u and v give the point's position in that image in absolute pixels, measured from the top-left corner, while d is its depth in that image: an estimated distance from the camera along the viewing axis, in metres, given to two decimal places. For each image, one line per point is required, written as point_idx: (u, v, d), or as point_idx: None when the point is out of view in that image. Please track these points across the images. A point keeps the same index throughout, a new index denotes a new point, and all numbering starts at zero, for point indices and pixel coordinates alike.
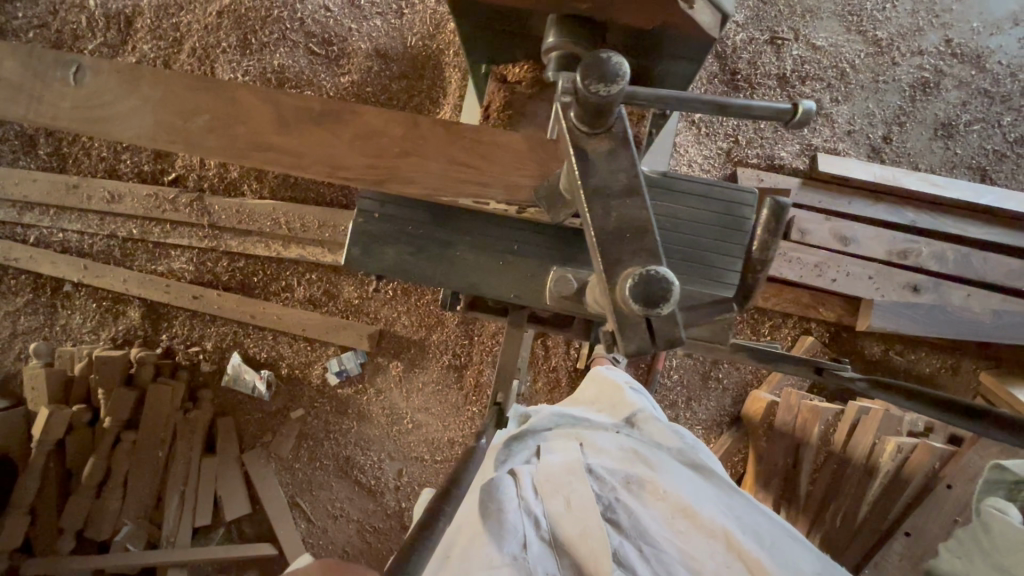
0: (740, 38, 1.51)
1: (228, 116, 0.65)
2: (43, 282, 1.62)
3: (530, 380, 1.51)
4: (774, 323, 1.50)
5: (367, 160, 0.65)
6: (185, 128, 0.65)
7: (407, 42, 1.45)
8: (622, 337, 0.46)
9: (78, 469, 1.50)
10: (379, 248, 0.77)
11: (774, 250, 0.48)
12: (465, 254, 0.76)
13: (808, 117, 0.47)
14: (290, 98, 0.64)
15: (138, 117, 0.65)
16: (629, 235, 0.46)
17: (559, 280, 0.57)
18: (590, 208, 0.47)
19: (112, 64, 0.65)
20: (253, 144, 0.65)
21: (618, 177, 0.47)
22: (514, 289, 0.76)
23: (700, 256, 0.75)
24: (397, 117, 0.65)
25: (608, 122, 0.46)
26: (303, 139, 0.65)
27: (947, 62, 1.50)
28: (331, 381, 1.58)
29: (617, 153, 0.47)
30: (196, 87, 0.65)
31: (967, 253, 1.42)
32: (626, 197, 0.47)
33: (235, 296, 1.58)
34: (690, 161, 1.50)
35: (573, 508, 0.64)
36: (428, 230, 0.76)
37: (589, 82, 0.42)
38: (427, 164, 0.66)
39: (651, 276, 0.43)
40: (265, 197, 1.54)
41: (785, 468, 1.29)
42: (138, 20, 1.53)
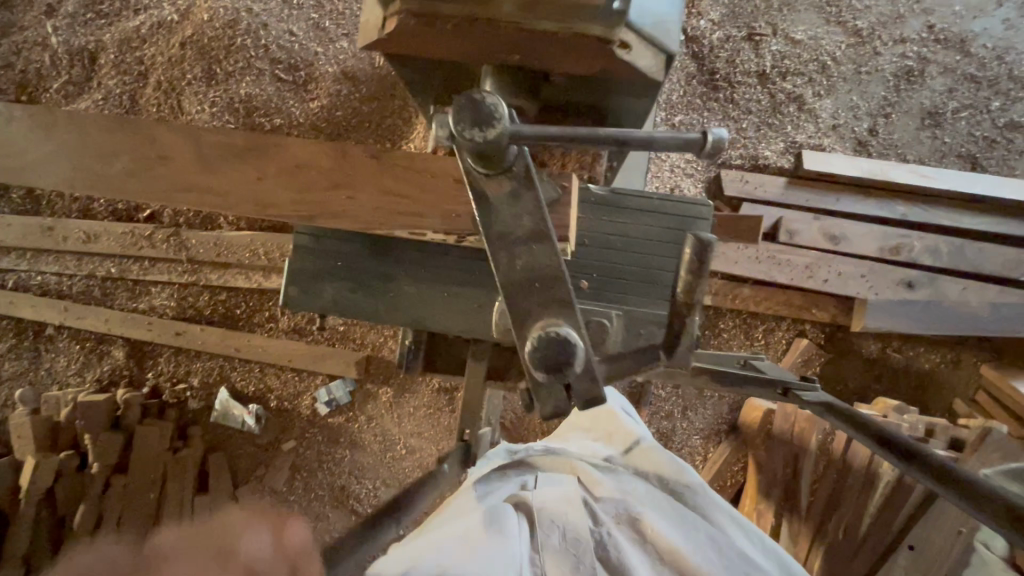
0: (716, 36, 1.48)
1: (149, 159, 0.62)
2: (24, 327, 1.60)
3: (522, 399, 1.48)
4: (767, 327, 1.46)
5: (296, 196, 0.62)
6: (107, 171, 0.62)
7: (376, 63, 1.41)
8: (537, 399, 0.43)
9: (70, 514, 1.48)
10: (317, 286, 0.74)
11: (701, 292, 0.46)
12: (406, 286, 0.73)
13: (721, 144, 0.43)
14: (210, 134, 0.62)
15: (55, 163, 0.62)
16: (537, 285, 0.42)
17: (503, 312, 0.51)
18: (494, 257, 0.42)
19: (32, 110, 0.63)
20: (177, 185, 0.62)
21: (523, 221, 0.42)
22: (459, 319, 0.72)
23: (653, 273, 0.73)
24: (325, 150, 0.62)
25: (503, 164, 0.42)
26: (229, 177, 0.62)
27: (931, 49, 1.46)
28: (321, 411, 1.55)
29: (521, 197, 0.42)
30: (115, 128, 0.62)
31: (961, 245, 1.39)
32: (532, 242, 0.42)
33: (219, 330, 1.55)
34: (672, 165, 1.47)
35: (569, 540, 0.52)
36: (364, 262, 0.73)
37: (463, 126, 0.40)
38: (359, 196, 0.62)
39: (554, 337, 0.40)
40: (242, 229, 1.52)
41: (786, 479, 1.26)
42: (102, 55, 1.50)
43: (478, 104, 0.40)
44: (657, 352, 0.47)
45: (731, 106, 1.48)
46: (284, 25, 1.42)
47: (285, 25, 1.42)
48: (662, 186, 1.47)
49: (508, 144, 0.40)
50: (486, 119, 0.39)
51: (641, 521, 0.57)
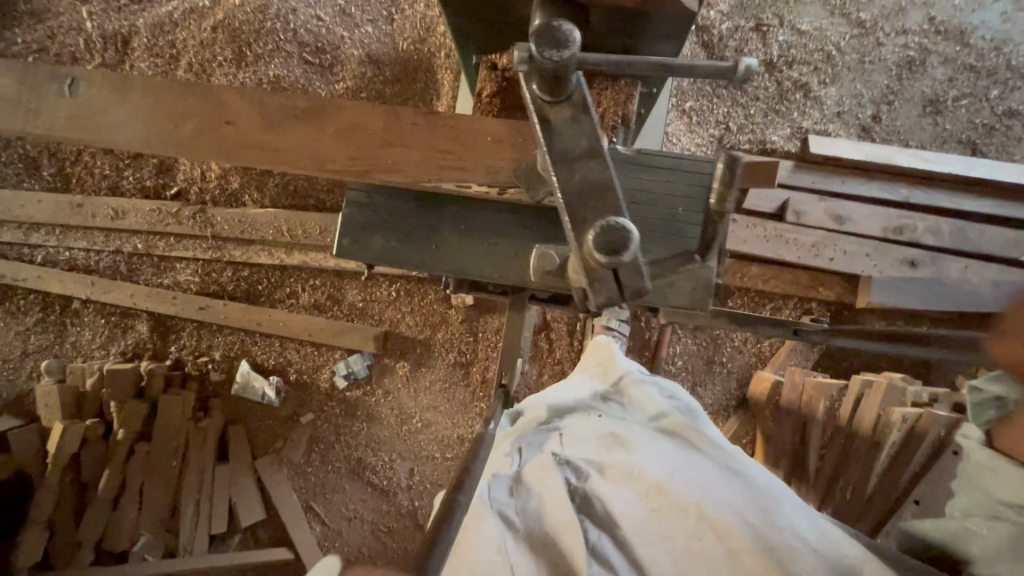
0: (725, 26, 1.54)
1: (215, 118, 0.67)
2: (51, 301, 1.65)
3: (536, 373, 1.52)
4: (775, 305, 1.50)
5: (351, 155, 0.67)
6: (178, 130, 0.67)
7: (399, 46, 1.47)
8: (593, 291, 0.49)
9: (94, 481, 1.51)
10: (368, 236, 0.78)
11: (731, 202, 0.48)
12: (450, 237, 0.77)
13: (753, 73, 0.46)
14: (274, 98, 0.66)
15: (130, 123, 0.66)
16: (592, 196, 0.49)
17: (542, 255, 0.52)
18: (556, 172, 0.49)
19: (104, 74, 0.67)
20: (243, 144, 0.67)
21: (580, 141, 0.50)
22: (498, 269, 0.76)
23: (675, 226, 0.75)
24: (376, 110, 0.67)
25: (568, 89, 0.48)
26: (289, 135, 0.66)
27: (932, 39, 1.52)
28: (339, 385, 1.59)
29: (578, 120, 0.50)
30: (184, 91, 0.67)
31: (962, 226, 1.44)
32: (588, 160, 0.49)
33: (242, 305, 1.60)
34: (683, 149, 1.53)
35: (550, 502, 0.59)
36: (412, 215, 0.78)
37: (543, 49, 0.45)
38: (409, 154, 0.67)
39: (612, 228, 0.45)
40: (266, 206, 1.57)
41: (794, 447, 1.31)
42: (135, 39, 1.56)
43: (557, 31, 0.46)
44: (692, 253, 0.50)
45: (740, 93, 1.54)
46: (312, 10, 1.48)
47: (313, 11, 1.48)
48: None
49: (577, 68, 0.45)
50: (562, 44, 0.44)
51: (620, 467, 0.61)
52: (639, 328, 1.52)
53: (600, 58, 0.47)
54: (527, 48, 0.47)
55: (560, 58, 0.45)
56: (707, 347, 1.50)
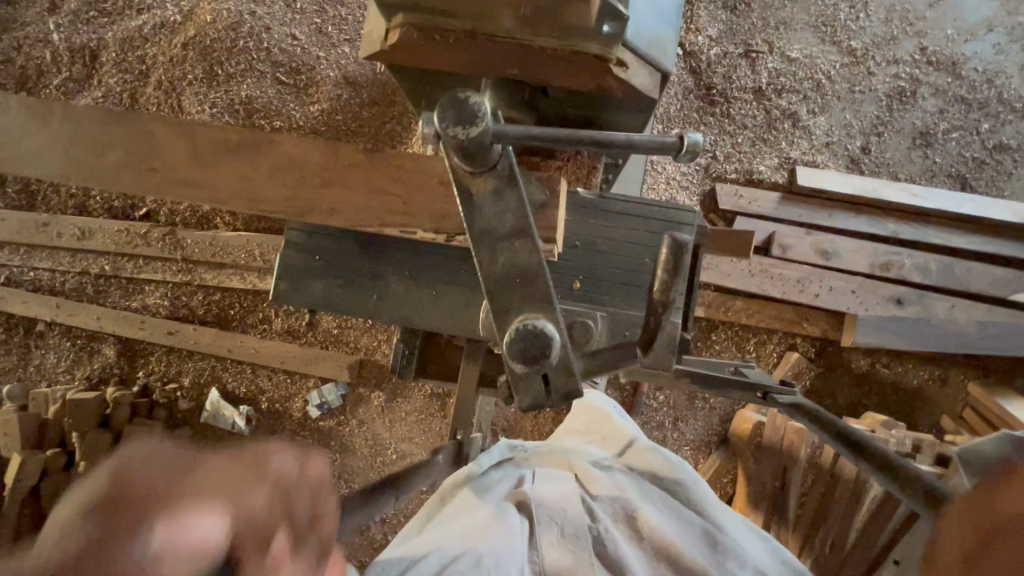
0: (713, 52, 1.50)
1: (140, 150, 0.62)
2: (15, 323, 1.59)
3: (514, 406, 1.48)
4: (758, 340, 1.47)
5: (286, 194, 0.62)
6: (100, 162, 0.62)
7: (377, 69, 1.42)
8: (518, 390, 0.45)
9: None
10: (307, 282, 0.74)
11: (675, 293, 0.42)
12: (395, 284, 0.73)
13: (697, 149, 0.45)
14: (205, 129, 0.62)
15: (49, 154, 0.62)
16: (517, 280, 0.43)
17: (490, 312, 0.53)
18: (478, 254, 0.43)
19: (24, 100, 0.62)
20: (170, 179, 0.62)
21: (506, 218, 0.43)
22: (447, 316, 0.73)
23: (639, 279, 0.71)
24: (318, 147, 0.62)
25: (488, 161, 0.42)
26: (221, 171, 0.62)
27: (923, 70, 1.49)
28: (312, 414, 1.55)
29: (503, 192, 0.43)
30: (108, 121, 0.62)
31: (950, 263, 1.41)
32: (513, 239, 0.43)
33: (212, 330, 1.55)
34: (668, 178, 1.49)
35: (564, 539, 0.60)
36: (354, 260, 0.73)
37: (448, 126, 0.40)
38: (351, 196, 0.62)
39: (531, 330, 0.41)
40: (238, 230, 1.52)
41: (774, 491, 1.27)
42: (103, 54, 1.50)
43: (464, 102, 0.40)
44: (633, 348, 0.46)
45: (727, 121, 1.50)
46: (287, 29, 1.43)
47: (287, 29, 1.43)
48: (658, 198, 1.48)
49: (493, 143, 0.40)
50: (468, 115, 0.39)
51: (637, 519, 0.64)
52: None
53: (518, 130, 0.41)
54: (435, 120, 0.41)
55: (469, 134, 0.40)
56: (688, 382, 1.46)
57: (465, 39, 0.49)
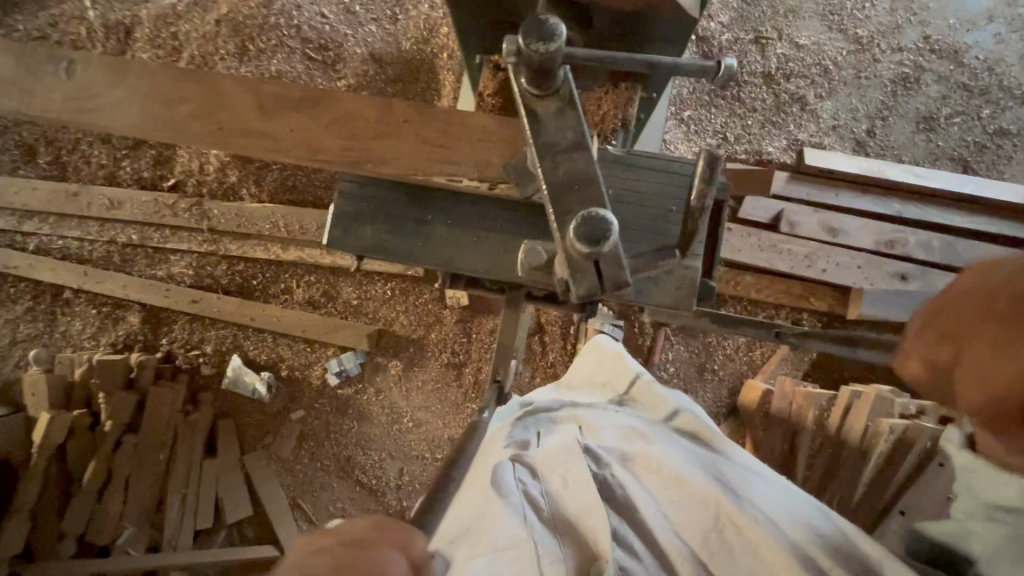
0: (725, 38, 1.56)
1: (213, 104, 0.67)
2: (42, 290, 1.63)
3: (528, 376, 1.53)
4: (767, 313, 1.52)
5: (344, 144, 0.67)
6: (174, 115, 0.67)
7: (402, 47, 1.48)
8: (574, 282, 0.50)
9: (79, 473, 1.49)
10: (357, 228, 0.78)
11: (711, 196, 0.50)
12: (439, 231, 0.77)
13: (734, 72, 0.52)
14: (269, 86, 0.67)
15: (125, 107, 0.67)
16: (577, 185, 0.51)
17: (530, 252, 0.55)
18: (541, 164, 0.51)
19: (101, 57, 0.67)
20: (237, 130, 0.67)
21: (568, 133, 0.52)
22: (486, 263, 0.77)
23: (665, 228, 0.75)
24: (370, 105, 0.68)
25: (556, 81, 0.50)
26: (285, 125, 0.67)
27: (926, 58, 1.55)
28: (332, 382, 1.59)
29: (564, 113, 0.52)
30: (180, 77, 0.67)
31: (952, 241, 1.46)
32: (573, 152, 0.51)
33: (235, 299, 1.59)
34: (681, 157, 1.55)
35: (570, 484, 0.59)
36: (402, 208, 0.78)
37: (530, 41, 0.47)
38: (400, 146, 0.68)
39: (594, 216, 0.47)
40: (263, 201, 1.57)
41: (783, 455, 1.30)
42: (137, 30, 1.56)
43: (543, 22, 0.47)
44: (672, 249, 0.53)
45: (738, 104, 1.55)
46: (317, 8, 1.49)
47: (317, 8, 1.49)
48: None
49: (563, 61, 0.48)
50: (547, 33, 0.46)
51: (642, 457, 0.62)
52: (633, 333, 1.53)
53: (584, 53, 0.49)
54: (516, 39, 0.49)
55: (547, 52, 0.47)
56: (699, 354, 1.51)
57: None
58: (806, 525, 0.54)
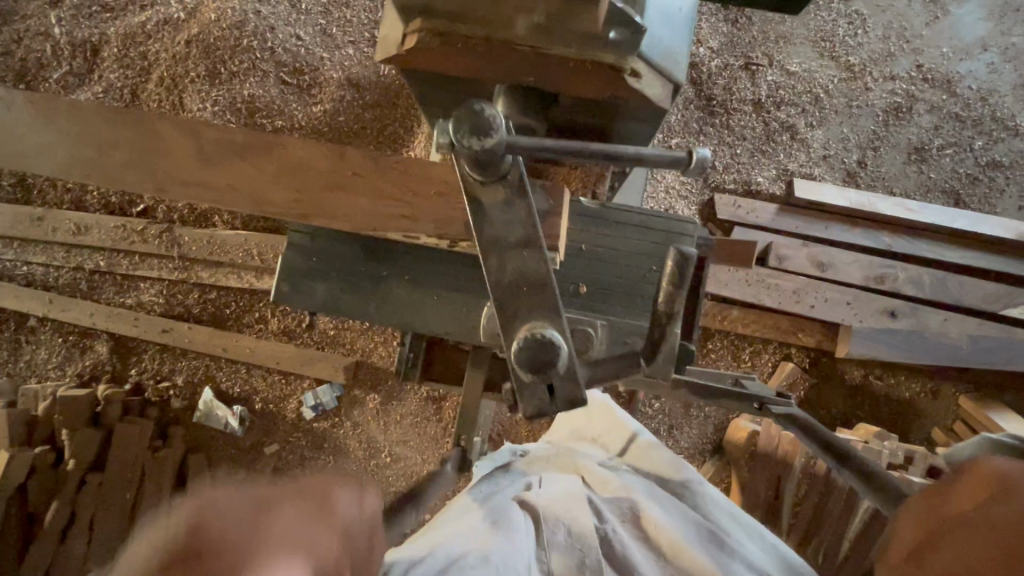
0: (714, 64, 1.52)
1: (147, 149, 0.62)
2: (6, 318, 1.57)
3: (510, 412, 1.49)
4: (754, 348, 1.48)
5: (290, 195, 0.62)
6: (106, 159, 0.62)
7: (381, 71, 1.43)
8: (522, 400, 0.47)
9: (41, 511, 1.44)
10: (310, 284, 0.74)
11: (680, 302, 0.48)
12: (398, 289, 0.73)
13: (703, 161, 0.48)
14: (209, 130, 0.62)
15: (52, 151, 0.62)
16: (525, 288, 0.47)
17: (492, 316, 0.53)
18: (487, 261, 0.48)
19: (26, 95, 0.62)
20: (174, 178, 0.62)
21: (515, 229, 0.48)
22: (448, 320, 0.73)
23: (640, 288, 0.74)
24: (321, 164, 0.63)
25: (501, 170, 0.47)
26: (228, 173, 0.62)
27: (918, 87, 1.52)
28: (307, 416, 1.54)
29: (512, 204, 0.48)
30: (111, 119, 0.62)
31: (943, 277, 1.43)
32: (521, 249, 0.47)
33: (207, 329, 1.53)
34: (668, 187, 1.50)
35: (574, 535, 0.62)
36: (358, 265, 0.74)
37: (463, 135, 0.44)
38: (355, 201, 0.63)
39: (543, 341, 0.45)
40: (236, 229, 1.51)
41: (768, 500, 1.27)
42: (104, 49, 1.49)
43: (479, 114, 0.44)
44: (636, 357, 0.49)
45: (727, 132, 1.51)
46: (292, 29, 1.43)
47: (292, 30, 1.43)
48: (657, 206, 1.49)
49: (502, 152, 0.44)
50: (483, 126, 0.44)
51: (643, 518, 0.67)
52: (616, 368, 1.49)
53: (529, 141, 0.45)
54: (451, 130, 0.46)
55: (483, 144, 0.44)
56: None
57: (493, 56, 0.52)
58: None
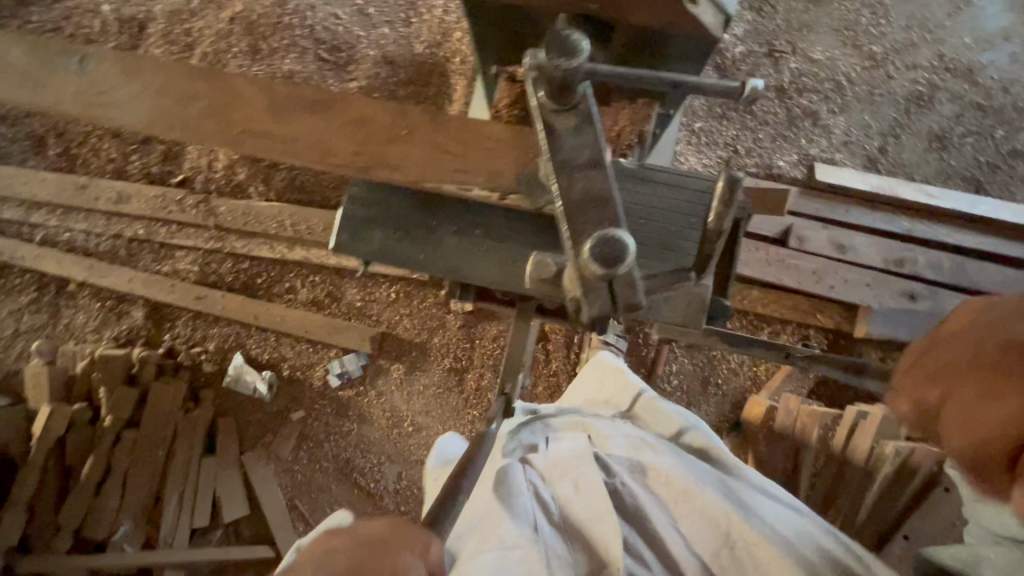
0: (739, 50, 1.55)
1: (225, 104, 0.67)
2: (47, 282, 1.63)
3: (531, 385, 1.52)
4: (773, 328, 1.51)
5: (353, 148, 0.67)
6: (185, 112, 0.67)
7: (415, 50, 1.48)
8: (587, 302, 0.51)
9: (77, 467, 1.49)
10: (365, 232, 0.77)
11: (728, 220, 0.51)
12: (448, 238, 0.77)
13: (757, 96, 0.51)
14: (283, 87, 0.67)
15: (136, 103, 0.67)
16: (591, 206, 0.51)
17: (539, 264, 0.53)
18: (557, 180, 0.52)
19: (115, 54, 0.68)
20: (248, 130, 0.67)
21: (584, 150, 0.52)
22: (498, 273, 0.76)
23: (676, 244, 0.76)
24: (381, 110, 0.67)
25: (574, 99, 0.51)
26: (298, 126, 0.67)
27: (940, 76, 1.54)
28: (332, 384, 1.58)
29: (582, 129, 0.52)
30: (193, 75, 0.67)
31: (962, 262, 1.45)
32: (588, 169, 0.52)
33: (239, 297, 1.59)
34: (690, 168, 1.54)
35: (584, 488, 0.69)
36: (412, 214, 0.77)
37: (552, 56, 0.48)
38: (411, 151, 0.67)
39: (610, 239, 0.48)
40: (270, 200, 1.56)
41: (786, 472, 1.29)
42: (151, 25, 1.56)
43: (566, 38, 0.48)
44: (688, 271, 0.54)
45: (750, 117, 1.54)
46: (331, 9, 1.49)
47: (331, 9, 1.49)
48: None
49: (585, 74, 0.48)
50: (570, 47, 0.47)
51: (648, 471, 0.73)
52: (637, 344, 1.52)
53: (605, 67, 0.49)
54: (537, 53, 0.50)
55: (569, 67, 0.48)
56: (703, 368, 1.49)
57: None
58: (793, 537, 0.65)
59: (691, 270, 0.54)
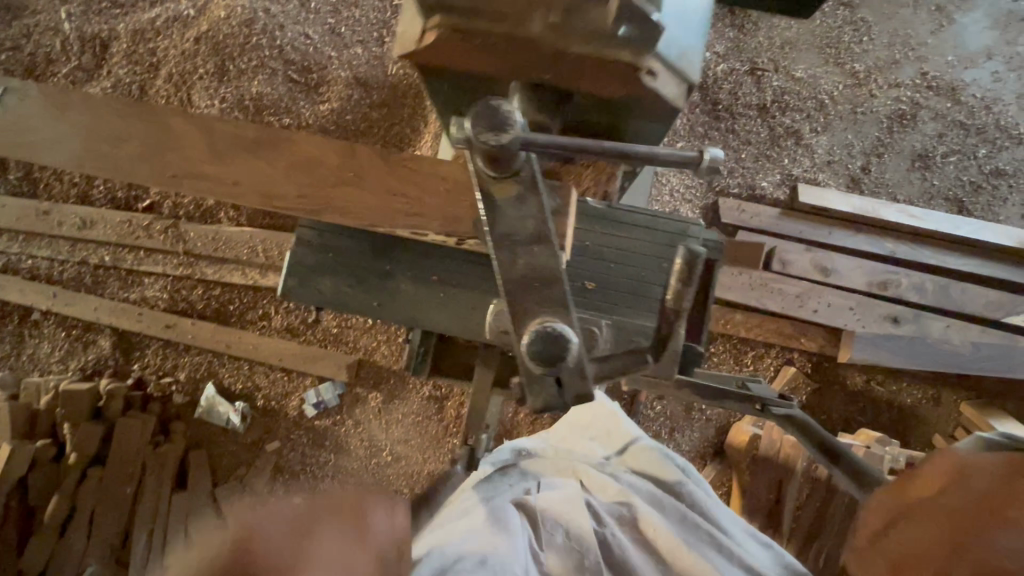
0: (720, 69, 1.52)
1: (155, 145, 0.63)
2: (9, 311, 1.57)
3: (511, 412, 1.49)
4: (757, 352, 1.48)
5: (299, 192, 0.63)
6: (113, 152, 0.63)
7: (388, 71, 1.43)
8: (531, 393, 0.51)
9: (41, 506, 1.44)
10: (316, 279, 0.75)
11: (687, 299, 0.52)
12: (404, 285, 0.75)
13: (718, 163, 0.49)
14: (222, 126, 0.63)
15: (63, 143, 0.64)
16: (548, 284, 0.48)
17: (497, 314, 0.55)
18: (499, 255, 0.49)
19: (44, 90, 0.64)
20: (182, 171, 0.63)
21: (528, 223, 0.49)
22: (452, 320, 0.75)
23: (648, 290, 0.75)
24: (331, 148, 0.63)
25: (513, 167, 0.48)
26: (236, 169, 0.63)
27: (923, 94, 1.52)
28: (309, 413, 1.54)
29: (525, 199, 0.49)
30: (123, 112, 0.63)
31: (946, 284, 1.44)
32: (533, 245, 0.49)
33: (210, 325, 1.54)
34: (672, 190, 1.50)
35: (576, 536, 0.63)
36: (366, 261, 0.75)
37: (480, 132, 0.46)
38: (362, 194, 0.64)
39: (551, 335, 0.47)
40: (241, 225, 1.51)
41: (769, 504, 1.27)
42: (114, 44, 1.50)
43: (496, 111, 0.46)
44: (645, 354, 0.54)
45: (731, 136, 1.52)
46: (301, 28, 1.44)
47: (301, 28, 1.44)
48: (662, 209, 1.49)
49: (518, 147, 0.46)
50: (500, 124, 0.45)
51: (641, 525, 0.67)
52: None
53: (544, 138, 0.47)
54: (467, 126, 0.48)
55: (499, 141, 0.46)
56: None
57: (507, 55, 0.56)
58: None
59: (648, 351, 0.55)
